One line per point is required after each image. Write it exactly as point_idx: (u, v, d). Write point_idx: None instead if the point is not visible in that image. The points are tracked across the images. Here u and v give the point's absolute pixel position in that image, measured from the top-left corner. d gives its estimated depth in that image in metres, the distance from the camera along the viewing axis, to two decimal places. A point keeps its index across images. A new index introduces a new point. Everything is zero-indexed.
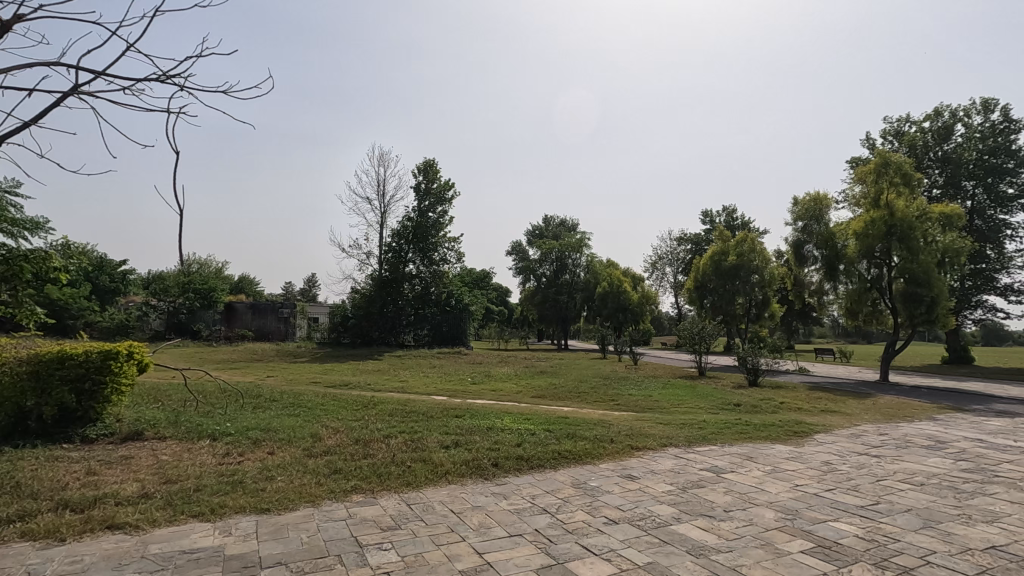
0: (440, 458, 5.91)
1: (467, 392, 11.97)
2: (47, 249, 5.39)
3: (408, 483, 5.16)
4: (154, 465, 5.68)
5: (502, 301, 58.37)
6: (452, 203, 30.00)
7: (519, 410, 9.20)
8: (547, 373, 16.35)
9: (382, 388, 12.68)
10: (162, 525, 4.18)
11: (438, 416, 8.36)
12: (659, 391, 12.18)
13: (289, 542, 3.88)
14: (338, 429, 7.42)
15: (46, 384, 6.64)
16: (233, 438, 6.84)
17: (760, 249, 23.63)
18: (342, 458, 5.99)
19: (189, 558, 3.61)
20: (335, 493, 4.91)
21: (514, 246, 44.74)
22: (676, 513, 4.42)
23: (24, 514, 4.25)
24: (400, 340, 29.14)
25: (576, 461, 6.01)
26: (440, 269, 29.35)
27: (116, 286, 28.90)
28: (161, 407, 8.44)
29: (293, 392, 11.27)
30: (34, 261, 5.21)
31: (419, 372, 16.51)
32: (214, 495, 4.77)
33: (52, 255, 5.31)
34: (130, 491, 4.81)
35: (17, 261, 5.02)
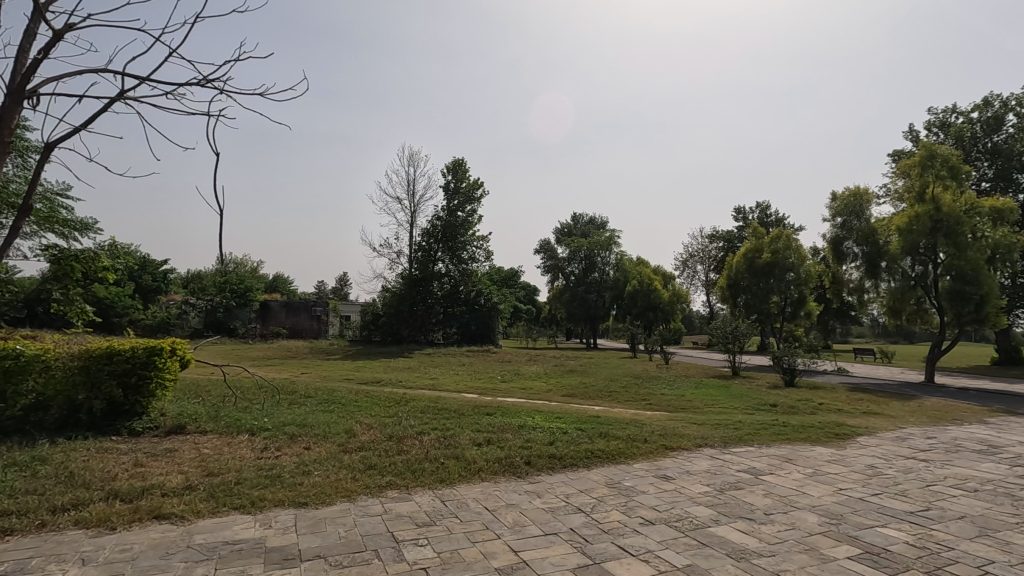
0: (473, 455, 5.93)
1: (496, 390, 11.96)
2: (95, 250, 5.51)
3: (441, 480, 5.19)
4: (197, 459, 5.85)
5: (530, 301, 58.28)
6: (481, 202, 30.11)
7: (550, 408, 9.16)
8: (576, 372, 16.26)
9: (414, 385, 12.83)
10: (205, 516, 4.30)
11: (470, 414, 8.39)
12: (692, 391, 11.96)
13: (327, 536, 3.94)
14: (372, 426, 7.53)
15: (95, 378, 6.93)
16: (271, 433, 7.00)
17: (796, 246, 22.97)
18: (377, 454, 6.06)
19: (232, 549, 3.70)
20: (371, 488, 4.96)
21: (543, 244, 44.65)
22: (714, 514, 4.33)
23: (78, 503, 4.44)
24: (430, 338, 29.39)
25: (609, 461, 5.95)
26: (469, 268, 29.48)
27: (157, 285, 29.96)
28: (201, 402, 8.70)
29: (327, 388, 11.48)
30: (83, 261, 5.35)
31: (449, 370, 16.61)
32: (254, 488, 4.88)
33: (99, 256, 5.44)
34: (175, 483, 4.97)
35: (68, 262, 5.17)
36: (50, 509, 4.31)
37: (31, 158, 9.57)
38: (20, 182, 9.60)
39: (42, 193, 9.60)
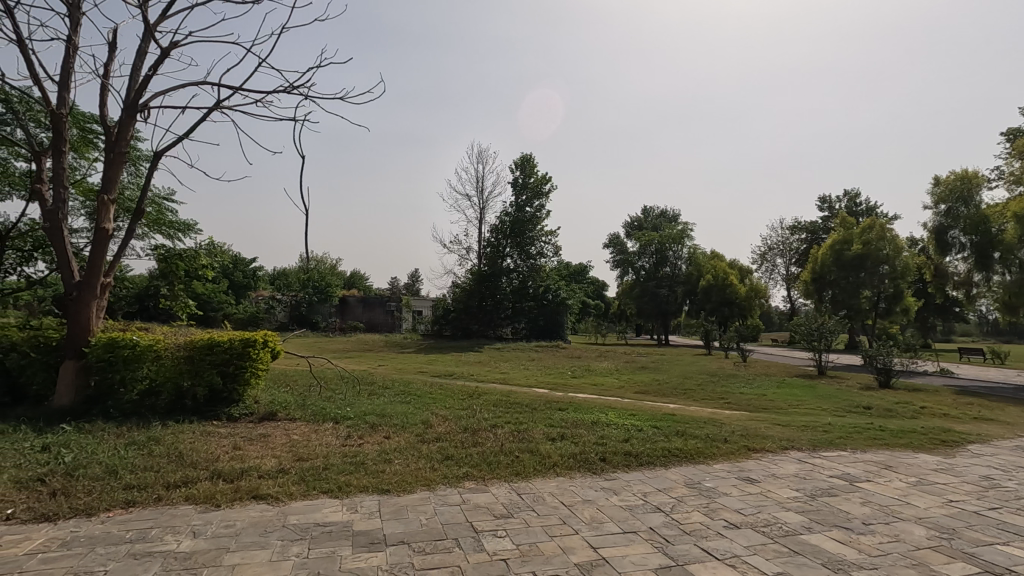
0: (548, 449, 5.94)
1: (567, 386, 11.91)
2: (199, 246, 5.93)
3: (517, 473, 5.23)
4: (287, 444, 6.23)
5: (598, 296, 57.54)
6: (549, 196, 30.15)
7: (624, 405, 9.01)
8: (648, 369, 15.91)
9: (486, 379, 13.04)
10: (298, 498, 4.57)
11: (543, 408, 8.42)
12: (774, 391, 11.38)
13: (409, 523, 4.07)
14: (446, 417, 7.71)
15: (198, 367, 7.55)
16: (353, 422, 7.34)
17: (891, 237, 21.12)
18: (453, 445, 6.20)
19: (323, 530, 3.91)
20: (449, 479, 5.08)
21: (612, 238, 43.92)
22: (806, 521, 4.08)
23: (187, 481, 4.85)
24: (498, 334, 29.78)
25: (687, 460, 5.76)
26: (537, 263, 29.66)
27: (248, 281, 32.33)
28: (289, 391, 9.25)
29: (403, 380, 11.93)
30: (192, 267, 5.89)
31: (519, 365, 16.73)
32: (340, 474, 5.14)
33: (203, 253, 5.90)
34: (270, 466, 5.31)
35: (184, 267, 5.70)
36: (165, 484, 4.74)
37: (143, 165, 10.48)
38: (134, 188, 10.53)
39: (152, 197, 10.47)
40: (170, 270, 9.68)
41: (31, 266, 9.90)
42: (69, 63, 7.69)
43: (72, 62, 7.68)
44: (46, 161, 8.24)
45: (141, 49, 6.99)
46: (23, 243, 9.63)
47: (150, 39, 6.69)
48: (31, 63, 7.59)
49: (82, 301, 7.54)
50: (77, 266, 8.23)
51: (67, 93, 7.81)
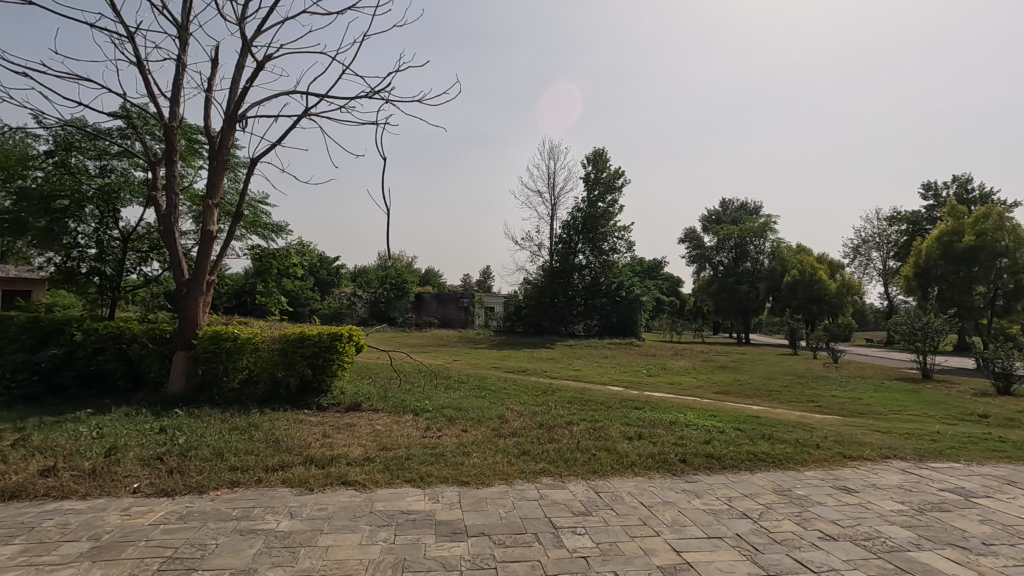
0: (625, 448, 5.84)
1: (643, 384, 11.64)
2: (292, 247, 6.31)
3: (594, 471, 5.18)
4: (372, 434, 6.53)
5: (673, 293, 55.79)
6: (622, 191, 29.65)
7: (703, 405, 8.70)
8: (728, 368, 15.23)
9: (559, 375, 13.04)
10: (383, 486, 4.78)
11: (619, 406, 8.29)
12: (870, 394, 10.57)
13: (489, 516, 4.14)
14: (521, 413, 7.76)
15: (292, 359, 8.08)
16: (432, 414, 7.57)
17: (1012, 226, 19.03)
18: (529, 440, 6.24)
19: (407, 518, 4.06)
20: (526, 473, 5.12)
21: (687, 232, 42.47)
22: (915, 537, 3.75)
23: (283, 465, 5.20)
24: (571, 331, 29.56)
25: (775, 466, 5.46)
26: (610, 259, 29.27)
27: (331, 279, 34.13)
28: (372, 384, 9.68)
29: (479, 375, 12.16)
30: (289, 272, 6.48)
31: (592, 362, 16.55)
32: (421, 464, 5.32)
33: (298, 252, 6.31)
34: (357, 454, 5.59)
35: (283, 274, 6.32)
36: (264, 468, 5.11)
37: (241, 170, 11.32)
38: (233, 193, 11.40)
39: (250, 200, 11.29)
40: (265, 268, 10.41)
41: (148, 266, 10.95)
42: (179, 80, 8.45)
43: (182, 79, 8.43)
44: (160, 170, 9.10)
45: (240, 63, 7.59)
46: (141, 244, 10.68)
47: (247, 54, 7.25)
48: (148, 82, 8.41)
49: (191, 297, 8.28)
50: (186, 265, 9.03)
51: (178, 107, 8.58)
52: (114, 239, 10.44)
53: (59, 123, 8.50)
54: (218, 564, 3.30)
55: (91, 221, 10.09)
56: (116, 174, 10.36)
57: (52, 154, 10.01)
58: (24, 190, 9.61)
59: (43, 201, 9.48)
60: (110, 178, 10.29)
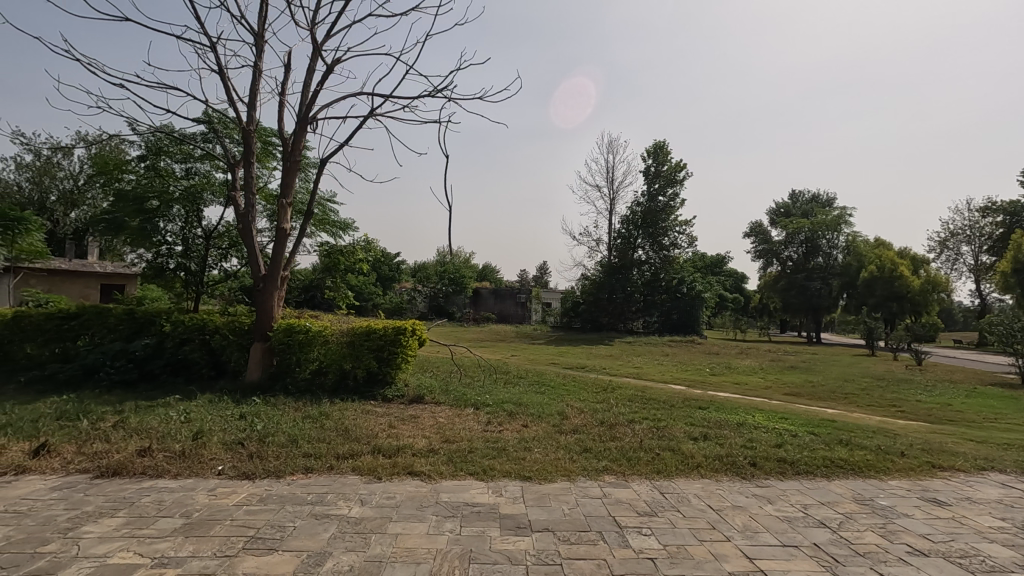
0: (691, 449, 5.68)
1: (705, 383, 11.30)
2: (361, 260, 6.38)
3: (658, 471, 5.06)
4: (435, 426, 6.68)
5: (738, 289, 53.74)
6: (683, 184, 28.83)
7: (772, 407, 8.32)
8: (799, 369, 14.50)
9: (619, 372, 12.86)
10: (447, 477, 4.87)
11: (683, 406, 8.06)
12: (961, 400, 9.79)
13: (553, 512, 4.14)
14: (582, 410, 7.72)
15: (358, 351, 8.39)
16: (492, 409, 7.65)
17: None
18: (591, 438, 6.19)
19: (472, 510, 4.13)
20: (589, 471, 5.08)
21: (753, 226, 40.78)
22: (1020, 558, 3.44)
23: (352, 453, 5.41)
24: (629, 327, 29.06)
25: (854, 473, 5.15)
26: (670, 255, 28.53)
27: (392, 274, 35.12)
28: (434, 377, 9.89)
29: (537, 371, 12.19)
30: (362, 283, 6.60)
31: (652, 359, 16.20)
32: (484, 458, 5.38)
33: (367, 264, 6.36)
34: (421, 445, 5.72)
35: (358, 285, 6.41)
36: (336, 455, 5.33)
37: (311, 170, 11.82)
38: (304, 192, 11.91)
39: (319, 198, 11.76)
40: (334, 264, 10.85)
41: (227, 262, 11.61)
42: (256, 85, 8.91)
43: (258, 84, 8.90)
44: (239, 172, 9.64)
45: (312, 66, 7.93)
46: (222, 241, 11.32)
47: (319, 57, 7.59)
48: (229, 89, 8.94)
49: (267, 292, 8.77)
50: (262, 261, 9.53)
51: (255, 111, 9.07)
52: (198, 236, 11.14)
53: (150, 129, 9.16)
54: (297, 546, 3.47)
55: (178, 220, 10.85)
56: (199, 176, 11.01)
57: (144, 159, 10.80)
58: (121, 192, 10.60)
59: (137, 202, 10.39)
60: (194, 180, 10.99)
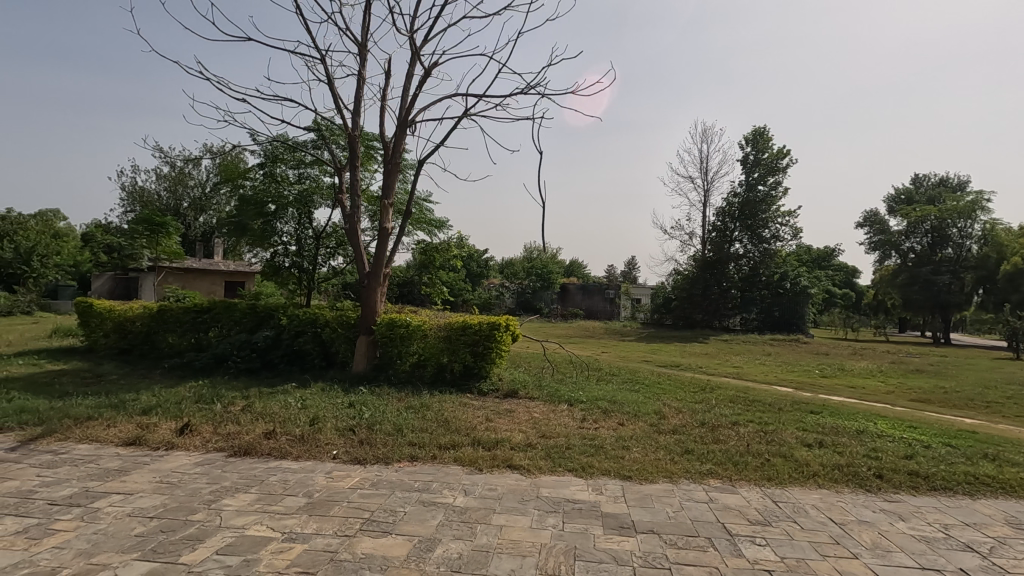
0: (805, 456, 5.30)
1: (816, 386, 10.50)
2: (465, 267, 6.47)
3: (769, 478, 4.76)
4: (531, 421, 6.75)
5: (848, 285, 49.40)
6: (787, 171, 26.97)
7: (896, 414, 7.57)
8: (927, 373, 13.05)
9: (717, 371, 12.30)
10: (547, 473, 4.89)
11: (792, 409, 7.54)
12: None
13: (657, 513, 4.03)
14: (680, 409, 7.45)
15: (455, 345, 8.66)
16: (587, 405, 7.61)
17: None
18: (692, 439, 5.96)
19: (573, 507, 4.11)
20: (692, 473, 4.89)
21: (868, 215, 37.26)
22: None
23: (453, 444, 5.58)
24: (725, 325, 27.63)
25: (1006, 493, 4.54)
26: (771, 248, 26.80)
27: (481, 270, 35.92)
28: (526, 372, 10.00)
29: (630, 368, 11.94)
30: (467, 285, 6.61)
31: (753, 359, 15.25)
32: (582, 455, 5.34)
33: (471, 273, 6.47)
34: (519, 440, 5.80)
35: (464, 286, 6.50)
36: (438, 445, 5.53)
37: (410, 172, 12.34)
38: (403, 192, 12.45)
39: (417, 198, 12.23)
40: (429, 260, 11.22)
41: (335, 260, 12.40)
42: (360, 93, 9.43)
43: (362, 91, 9.40)
44: (345, 174, 10.24)
45: (411, 71, 8.25)
46: (330, 240, 12.09)
47: (417, 62, 7.93)
48: (337, 97, 9.55)
49: (371, 288, 9.27)
50: (366, 259, 10.07)
51: (360, 117, 9.60)
52: (309, 236, 11.98)
53: (269, 139, 9.98)
54: (408, 530, 3.64)
55: (292, 221, 11.76)
56: (310, 180, 11.82)
57: (263, 166, 11.79)
58: (244, 198, 11.64)
59: (258, 206, 11.39)
60: (305, 184, 11.83)
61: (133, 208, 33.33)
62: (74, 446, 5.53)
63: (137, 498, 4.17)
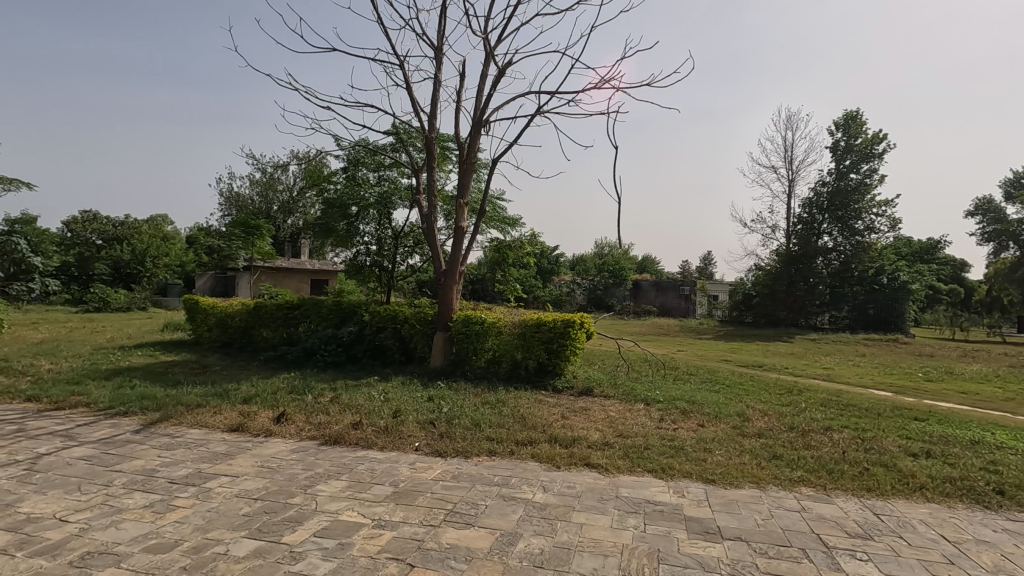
0: (911, 466, 4.89)
1: (920, 390, 9.65)
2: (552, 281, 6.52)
3: (869, 489, 4.44)
4: (607, 419, 6.67)
5: (955, 280, 44.94)
6: (883, 157, 24.89)
7: (1017, 424, 6.81)
8: None
9: (804, 372, 11.61)
10: (625, 472, 4.83)
11: (892, 415, 6.97)
12: None
13: (745, 520, 3.87)
14: (766, 412, 7.08)
15: (529, 342, 8.71)
16: (665, 405, 7.40)
17: None
18: (780, 444, 5.66)
19: (655, 508, 4.03)
20: (781, 480, 4.65)
21: (981, 202, 33.65)
22: None
23: (530, 441, 5.63)
24: (813, 323, 25.98)
25: None
26: (865, 240, 24.95)
27: (552, 267, 35.90)
28: (601, 370, 9.91)
29: (709, 368, 11.55)
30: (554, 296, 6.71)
31: (844, 360, 14.27)
32: (661, 456, 5.23)
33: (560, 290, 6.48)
34: (596, 438, 5.75)
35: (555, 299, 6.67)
36: (515, 441, 5.60)
37: (484, 171, 12.52)
38: (477, 192, 12.67)
39: (490, 197, 12.40)
40: (503, 258, 11.37)
41: (412, 259, 12.84)
42: (436, 96, 9.70)
43: (438, 94, 9.67)
44: (422, 176, 10.55)
45: (485, 72, 8.38)
46: (408, 240, 12.52)
47: (491, 63, 8.06)
48: (414, 101, 9.88)
49: (447, 286, 9.53)
50: (443, 258, 10.34)
51: (436, 120, 9.86)
52: (389, 236, 12.47)
53: (352, 144, 10.48)
54: (490, 523, 3.72)
55: (373, 222, 12.31)
56: (388, 182, 12.28)
57: (346, 170, 12.39)
58: (329, 200, 12.32)
59: (342, 208, 12.05)
60: (385, 186, 12.31)
61: (230, 211, 36.10)
62: (187, 430, 6.09)
63: (243, 481, 4.53)
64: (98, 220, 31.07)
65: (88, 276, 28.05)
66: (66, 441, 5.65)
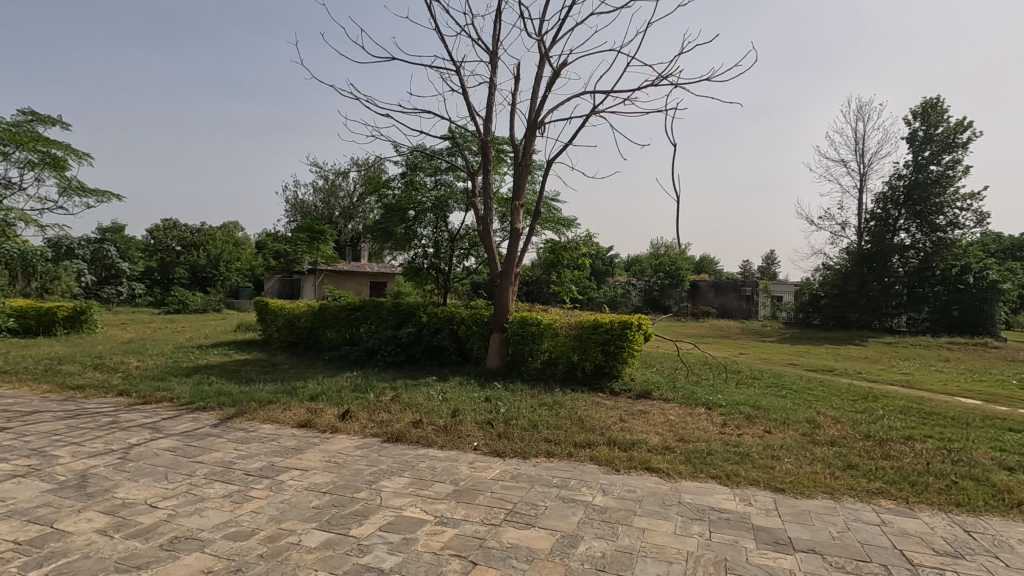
0: (1006, 481, 4.50)
1: (1013, 398, 8.88)
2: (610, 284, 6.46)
3: (958, 504, 4.12)
4: (667, 423, 6.51)
5: None
6: (968, 147, 23.08)
7: None
8: None
9: (879, 377, 10.92)
10: (687, 478, 4.70)
11: (982, 425, 6.44)
12: None
13: (819, 532, 3.68)
14: (839, 419, 6.71)
15: (586, 344, 8.65)
16: (728, 410, 7.15)
17: None
18: (855, 453, 5.35)
19: (720, 516, 3.91)
20: (857, 491, 4.40)
21: None
22: None
23: (589, 443, 5.58)
24: (888, 325, 24.39)
25: None
26: (947, 237, 23.21)
27: (606, 268, 35.44)
28: (659, 373, 9.71)
29: (774, 371, 11.08)
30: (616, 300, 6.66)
31: (925, 365, 13.32)
32: (726, 462, 5.06)
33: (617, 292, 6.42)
34: (656, 442, 5.63)
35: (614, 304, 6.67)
36: (573, 443, 5.57)
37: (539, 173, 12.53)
38: (532, 193, 12.70)
39: (545, 198, 12.39)
40: (558, 259, 11.33)
41: (468, 261, 13.00)
42: (491, 100, 9.80)
43: (493, 98, 9.77)
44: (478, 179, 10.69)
45: (539, 73, 8.40)
46: (464, 242, 12.70)
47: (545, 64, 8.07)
48: (470, 105, 10.02)
49: (503, 287, 9.60)
50: (499, 259, 10.42)
51: (491, 123, 9.96)
52: (445, 238, 12.69)
53: (410, 149, 10.76)
54: (551, 524, 3.71)
55: (430, 225, 12.57)
56: (444, 186, 12.51)
57: (404, 175, 12.73)
58: (388, 205, 12.69)
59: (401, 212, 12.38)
60: (441, 189, 12.56)
61: (295, 217, 37.79)
62: (259, 425, 6.43)
63: (312, 475, 4.73)
64: (177, 228, 33.28)
65: (168, 280, 30.09)
66: (153, 433, 6.09)
